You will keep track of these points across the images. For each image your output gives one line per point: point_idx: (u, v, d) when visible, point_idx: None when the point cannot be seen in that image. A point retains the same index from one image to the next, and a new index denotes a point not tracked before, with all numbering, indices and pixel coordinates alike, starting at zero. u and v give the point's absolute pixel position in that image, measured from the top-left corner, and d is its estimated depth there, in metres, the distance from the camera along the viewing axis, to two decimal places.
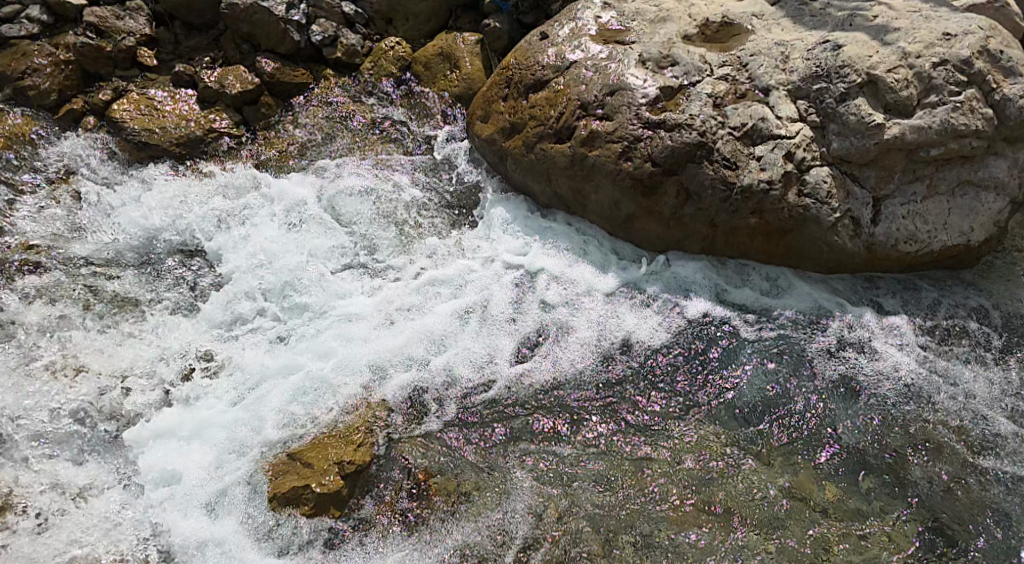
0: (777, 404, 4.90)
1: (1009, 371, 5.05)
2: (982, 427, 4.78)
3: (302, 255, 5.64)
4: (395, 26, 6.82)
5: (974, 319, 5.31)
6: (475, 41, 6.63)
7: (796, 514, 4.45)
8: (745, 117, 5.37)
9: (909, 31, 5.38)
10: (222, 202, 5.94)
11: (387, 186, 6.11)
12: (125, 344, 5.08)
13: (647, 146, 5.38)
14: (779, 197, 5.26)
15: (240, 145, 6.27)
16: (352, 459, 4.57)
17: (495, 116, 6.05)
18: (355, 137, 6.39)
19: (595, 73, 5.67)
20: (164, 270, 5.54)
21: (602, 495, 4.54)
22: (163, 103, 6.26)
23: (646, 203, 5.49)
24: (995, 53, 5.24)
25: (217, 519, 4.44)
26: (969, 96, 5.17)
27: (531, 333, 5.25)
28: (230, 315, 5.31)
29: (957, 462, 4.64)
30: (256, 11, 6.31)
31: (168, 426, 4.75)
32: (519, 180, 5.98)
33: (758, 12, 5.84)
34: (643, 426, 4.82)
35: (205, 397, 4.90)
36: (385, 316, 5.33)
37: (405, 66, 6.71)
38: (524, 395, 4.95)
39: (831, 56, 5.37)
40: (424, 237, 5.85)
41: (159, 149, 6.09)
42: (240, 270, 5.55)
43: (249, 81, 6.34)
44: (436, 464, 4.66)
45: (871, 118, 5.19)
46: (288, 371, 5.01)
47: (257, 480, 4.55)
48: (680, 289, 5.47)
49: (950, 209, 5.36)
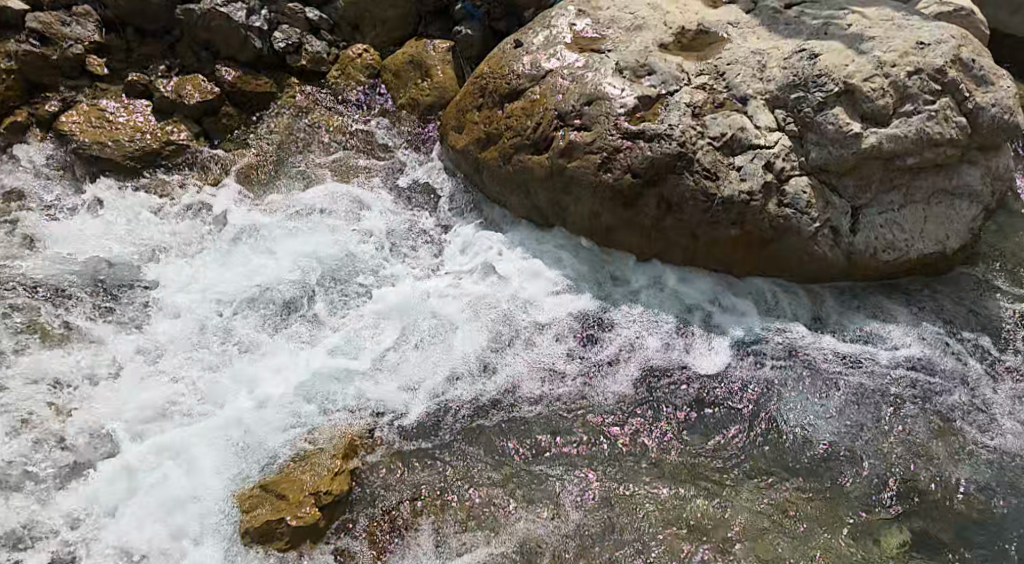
0: (761, 412, 4.88)
1: (989, 372, 5.08)
2: (962, 433, 4.79)
3: (273, 273, 5.43)
4: (363, 32, 6.64)
5: (953, 323, 5.31)
6: (447, 48, 6.39)
7: (783, 523, 4.39)
8: (724, 127, 5.32)
9: (885, 39, 5.37)
10: (181, 220, 5.68)
11: (357, 198, 5.92)
12: (85, 375, 4.76)
13: (627, 156, 5.28)
14: (760, 208, 5.24)
15: (198, 157, 5.99)
16: (329, 488, 4.39)
17: (469, 126, 5.90)
18: (321, 148, 6.18)
19: (571, 82, 5.56)
20: (119, 292, 5.20)
21: (594, 517, 4.41)
22: (114, 114, 5.95)
23: (627, 215, 5.42)
24: (967, 63, 5.28)
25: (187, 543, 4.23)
26: (943, 106, 5.18)
27: (515, 350, 5.12)
28: (198, 332, 5.06)
29: (938, 464, 4.65)
30: (216, 17, 6.08)
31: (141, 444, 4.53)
32: (494, 192, 5.86)
33: (733, 21, 5.81)
34: (633, 441, 4.73)
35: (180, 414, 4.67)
36: (362, 337, 5.15)
37: (373, 75, 6.53)
38: (509, 413, 4.83)
39: (808, 65, 5.36)
40: (401, 251, 5.67)
41: (112, 162, 5.76)
42: (209, 289, 5.30)
43: (209, 91, 6.08)
44: (419, 487, 4.53)
45: (849, 128, 5.18)
46: (264, 396, 4.80)
47: (229, 509, 4.35)
48: (664, 301, 5.42)
49: (926, 218, 5.39)
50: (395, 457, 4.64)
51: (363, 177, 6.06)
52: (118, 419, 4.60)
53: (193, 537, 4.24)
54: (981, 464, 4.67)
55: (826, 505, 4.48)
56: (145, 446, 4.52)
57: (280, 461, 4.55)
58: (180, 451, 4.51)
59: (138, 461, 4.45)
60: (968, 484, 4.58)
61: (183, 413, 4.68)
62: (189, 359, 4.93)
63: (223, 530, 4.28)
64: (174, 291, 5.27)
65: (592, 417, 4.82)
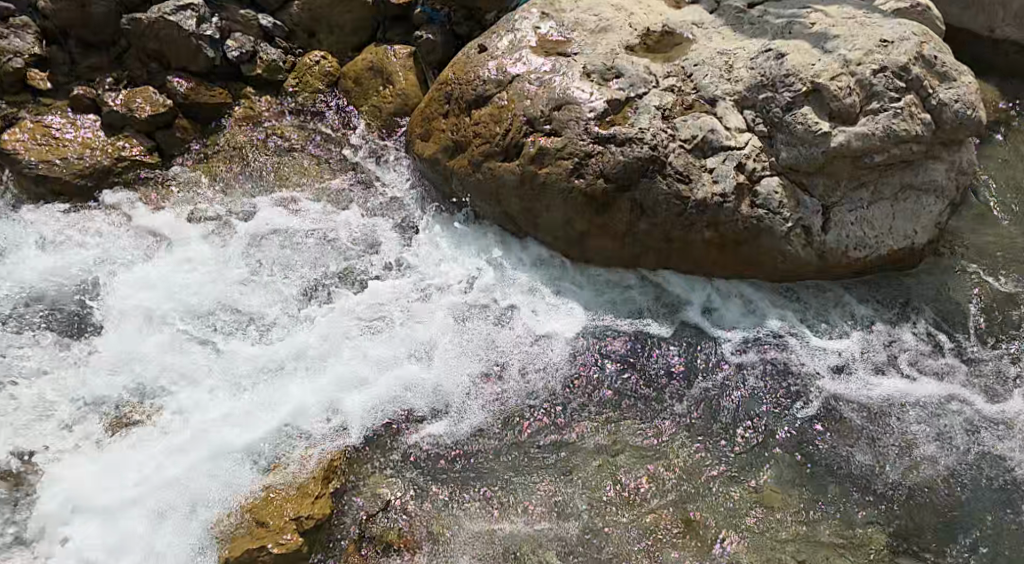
0: (742, 407, 4.89)
1: (960, 359, 5.16)
2: (934, 420, 4.84)
3: (235, 287, 5.26)
4: (319, 39, 6.49)
5: (922, 316, 5.35)
6: (408, 54, 6.30)
7: (768, 530, 4.41)
8: (694, 129, 5.29)
9: (850, 37, 5.38)
10: (130, 239, 5.45)
11: (321, 212, 5.77)
12: (49, 404, 4.58)
13: (598, 163, 5.21)
14: (733, 210, 5.21)
15: (154, 174, 5.79)
16: (311, 512, 4.26)
17: (436, 133, 5.79)
18: (278, 161, 6.00)
19: (539, 86, 5.47)
20: (75, 315, 4.99)
21: (570, 533, 4.36)
22: (61, 130, 5.70)
23: (600, 221, 5.34)
24: (930, 59, 5.32)
25: (160, 540, 4.22)
26: (909, 102, 5.19)
27: (492, 357, 5.04)
28: (167, 348, 4.90)
29: (912, 458, 4.69)
30: (163, 26, 5.83)
31: (119, 449, 4.47)
32: (464, 201, 5.74)
33: (697, 21, 5.81)
34: (609, 446, 4.69)
35: (154, 424, 4.59)
36: (329, 350, 5.00)
37: (332, 82, 6.39)
38: (483, 424, 4.75)
39: (775, 64, 5.33)
40: (370, 261, 5.54)
41: (61, 183, 5.51)
42: (173, 311, 5.08)
43: (160, 103, 5.85)
44: (400, 505, 4.44)
45: (817, 127, 5.17)
46: (233, 415, 4.66)
47: (203, 510, 4.32)
48: (659, 312, 5.35)
49: (894, 214, 5.43)
50: (371, 474, 4.55)
51: (324, 188, 5.91)
52: (82, 445, 4.47)
53: (164, 544, 4.21)
54: (957, 460, 4.68)
55: (801, 505, 4.51)
56: (126, 442, 4.50)
57: (248, 476, 4.45)
58: (159, 453, 4.48)
59: (109, 468, 4.39)
60: (946, 482, 4.60)
61: (152, 424, 4.59)
62: (159, 375, 4.78)
63: (197, 531, 4.26)
64: (133, 303, 5.08)
65: (568, 423, 4.77)
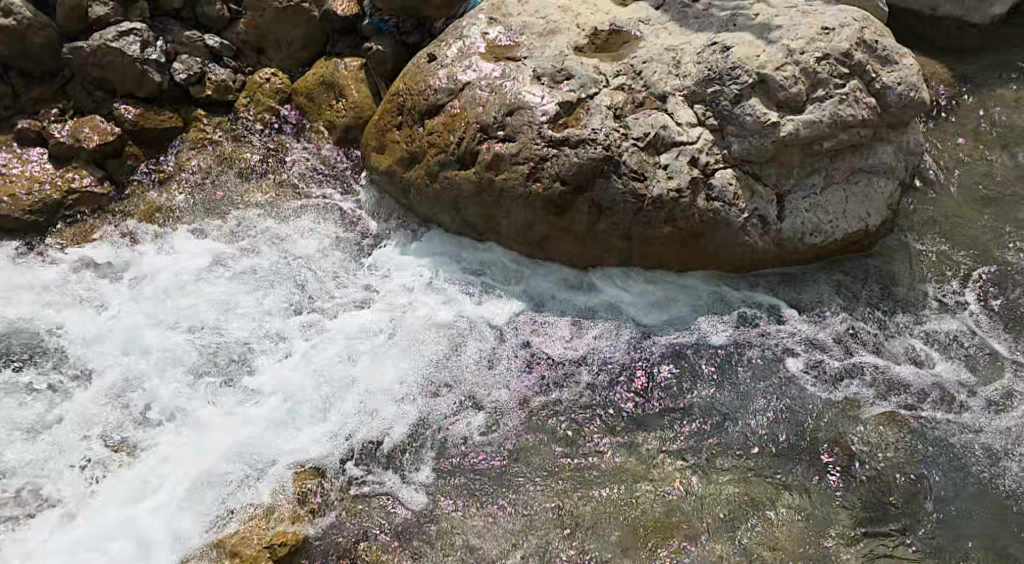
0: (710, 399, 4.95)
1: (923, 342, 5.22)
2: (898, 395, 4.93)
3: (202, 311, 5.23)
4: (269, 56, 6.54)
5: (882, 298, 5.44)
6: (358, 66, 6.28)
7: (742, 513, 4.45)
8: (646, 126, 5.33)
9: (792, 27, 5.46)
10: (87, 273, 5.38)
11: (280, 232, 5.75)
12: (17, 442, 4.56)
13: (554, 165, 5.24)
14: (689, 204, 5.24)
15: (107, 205, 5.74)
16: (283, 539, 4.24)
17: (391, 146, 5.80)
18: (233, 183, 5.97)
19: (490, 93, 5.49)
20: (38, 355, 4.93)
21: (545, 540, 4.36)
22: (8, 165, 5.65)
23: (560, 223, 5.38)
24: (871, 44, 5.41)
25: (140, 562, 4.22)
26: (853, 88, 5.30)
27: (464, 370, 5.04)
28: (135, 376, 4.88)
29: (883, 439, 4.72)
30: (107, 53, 5.79)
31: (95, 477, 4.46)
32: (424, 213, 5.75)
33: (644, 18, 5.87)
34: (579, 449, 4.72)
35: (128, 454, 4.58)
36: (301, 372, 4.99)
37: (284, 99, 6.37)
38: (457, 435, 4.76)
39: (721, 57, 5.39)
40: (334, 276, 5.55)
41: (12, 219, 5.46)
42: (140, 340, 5.05)
43: (108, 131, 5.80)
44: (375, 525, 4.42)
45: (766, 118, 5.24)
46: (195, 441, 4.64)
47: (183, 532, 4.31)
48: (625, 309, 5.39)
49: (847, 198, 5.52)
50: (346, 496, 4.52)
51: (279, 210, 5.87)
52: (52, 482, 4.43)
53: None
54: (929, 439, 4.71)
55: (774, 494, 4.53)
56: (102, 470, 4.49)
57: (227, 500, 4.44)
58: (135, 480, 4.47)
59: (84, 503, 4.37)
60: (920, 461, 4.62)
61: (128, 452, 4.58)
62: (132, 403, 4.78)
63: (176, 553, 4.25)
64: (97, 335, 5.05)
65: (539, 428, 4.80)
